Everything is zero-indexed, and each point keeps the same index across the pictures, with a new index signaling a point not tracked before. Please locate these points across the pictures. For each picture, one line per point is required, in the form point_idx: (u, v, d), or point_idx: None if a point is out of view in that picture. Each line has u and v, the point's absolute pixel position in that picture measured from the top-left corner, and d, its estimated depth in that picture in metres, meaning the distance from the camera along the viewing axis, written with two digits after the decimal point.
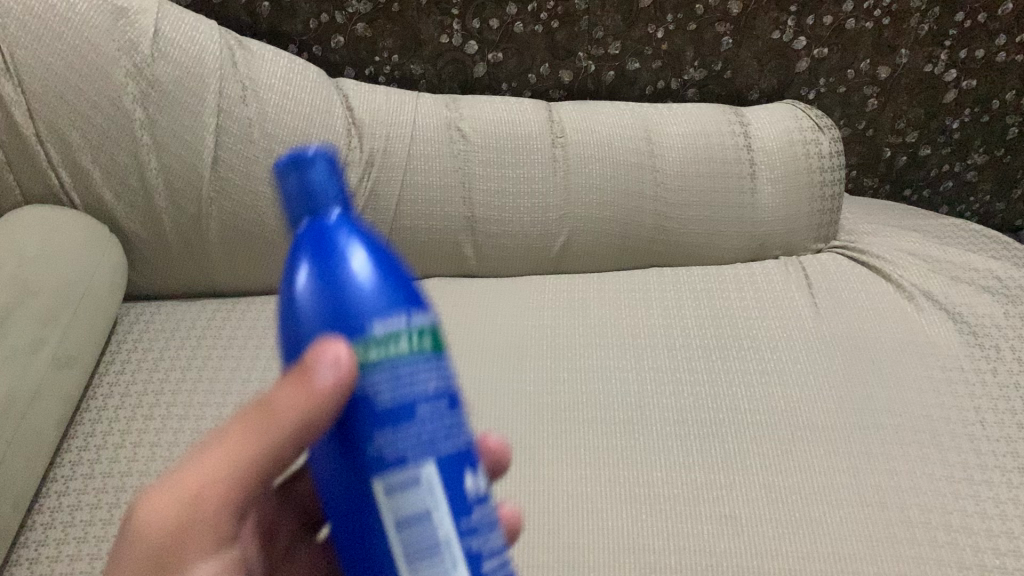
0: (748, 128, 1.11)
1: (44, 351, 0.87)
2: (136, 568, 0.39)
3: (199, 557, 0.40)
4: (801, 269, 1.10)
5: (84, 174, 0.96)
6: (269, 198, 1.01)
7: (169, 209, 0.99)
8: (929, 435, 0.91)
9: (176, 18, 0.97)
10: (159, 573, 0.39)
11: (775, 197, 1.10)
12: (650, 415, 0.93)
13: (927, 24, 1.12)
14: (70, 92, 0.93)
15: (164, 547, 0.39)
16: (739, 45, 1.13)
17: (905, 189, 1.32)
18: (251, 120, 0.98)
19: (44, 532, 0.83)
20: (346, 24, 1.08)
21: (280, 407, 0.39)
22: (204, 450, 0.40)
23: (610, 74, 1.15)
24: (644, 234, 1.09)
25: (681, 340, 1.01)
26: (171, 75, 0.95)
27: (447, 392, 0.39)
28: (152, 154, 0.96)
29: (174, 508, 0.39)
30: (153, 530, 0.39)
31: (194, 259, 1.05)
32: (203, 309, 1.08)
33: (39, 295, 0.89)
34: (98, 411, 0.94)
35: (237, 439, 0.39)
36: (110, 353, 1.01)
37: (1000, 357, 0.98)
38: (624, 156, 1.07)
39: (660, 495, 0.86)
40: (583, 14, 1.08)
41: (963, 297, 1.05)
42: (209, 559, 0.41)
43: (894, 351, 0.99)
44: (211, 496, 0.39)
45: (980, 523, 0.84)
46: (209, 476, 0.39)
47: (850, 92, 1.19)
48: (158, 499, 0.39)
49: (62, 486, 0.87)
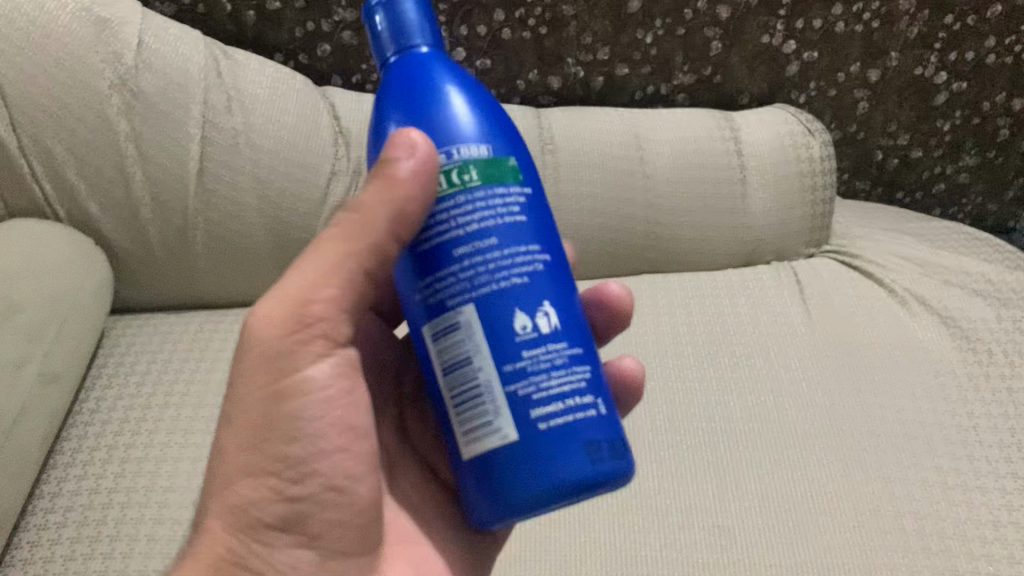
0: (738, 133, 1.11)
1: (29, 368, 0.86)
2: (264, 356, 0.54)
3: (311, 359, 0.53)
4: (795, 275, 1.09)
5: (68, 187, 0.95)
6: (256, 209, 1.00)
7: (155, 221, 0.98)
8: (923, 441, 0.90)
9: (161, 29, 0.98)
10: (278, 365, 0.53)
11: (766, 203, 1.10)
12: (642, 424, 0.92)
13: (916, 26, 1.12)
14: (54, 105, 0.92)
15: (280, 337, 0.53)
16: (728, 50, 1.13)
17: (897, 192, 1.31)
18: (237, 130, 0.98)
19: (31, 550, 0.83)
20: (333, 32, 1.07)
21: (368, 205, 0.51)
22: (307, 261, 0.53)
23: (599, 80, 1.14)
24: (635, 241, 1.08)
25: (673, 347, 1.00)
26: (156, 86, 0.95)
27: (489, 237, 0.50)
28: (138, 166, 0.95)
29: (287, 310, 0.53)
30: (274, 324, 0.53)
31: (180, 270, 1.03)
32: (190, 321, 1.06)
33: (25, 312, 0.88)
34: (84, 426, 0.93)
35: (336, 244, 0.53)
36: (97, 367, 1.00)
37: (993, 361, 0.98)
38: (614, 162, 1.07)
39: (652, 506, 0.85)
40: (571, 20, 1.08)
41: (955, 300, 1.04)
42: (320, 361, 0.54)
43: (887, 358, 0.98)
44: (316, 299, 0.53)
45: (973, 530, 0.83)
46: (311, 288, 0.53)
47: (840, 95, 1.19)
48: (275, 306, 0.53)
49: (49, 503, 0.86)
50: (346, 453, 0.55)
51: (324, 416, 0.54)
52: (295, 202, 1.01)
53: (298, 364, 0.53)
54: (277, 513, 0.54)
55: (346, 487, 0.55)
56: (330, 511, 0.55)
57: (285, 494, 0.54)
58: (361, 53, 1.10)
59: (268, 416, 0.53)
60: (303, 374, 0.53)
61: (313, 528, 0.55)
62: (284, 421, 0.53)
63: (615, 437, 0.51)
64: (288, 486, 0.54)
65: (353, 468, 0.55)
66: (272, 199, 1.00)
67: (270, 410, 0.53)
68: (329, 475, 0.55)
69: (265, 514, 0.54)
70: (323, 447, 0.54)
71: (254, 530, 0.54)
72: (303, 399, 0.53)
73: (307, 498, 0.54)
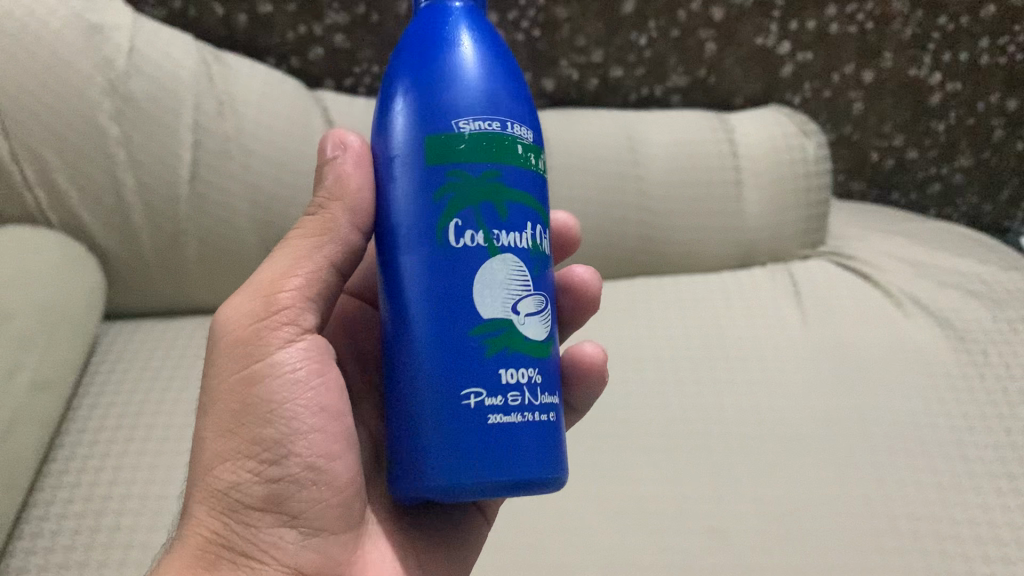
0: (732, 134, 1.11)
1: (21, 376, 0.85)
2: (233, 343, 0.56)
3: (280, 342, 0.56)
4: (791, 278, 1.08)
5: (58, 193, 0.94)
6: (247, 214, 1.00)
7: (147, 227, 0.98)
8: (918, 443, 0.90)
9: (152, 35, 0.98)
10: (247, 348, 0.56)
11: (760, 205, 1.09)
12: (637, 428, 0.91)
13: (910, 27, 1.12)
14: (45, 110, 0.91)
15: (246, 321, 0.56)
16: (722, 52, 1.13)
17: (893, 193, 1.30)
18: (228, 136, 0.99)
19: (25, 558, 0.81)
20: (325, 36, 1.07)
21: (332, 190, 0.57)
22: (274, 257, 0.58)
23: (593, 82, 1.14)
24: (630, 243, 1.07)
25: (668, 350, 0.99)
26: (147, 92, 0.95)
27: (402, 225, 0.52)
28: (129, 172, 0.95)
29: (253, 296, 0.57)
30: (239, 311, 0.57)
31: (172, 277, 1.02)
32: (183, 328, 1.06)
33: (15, 319, 0.86)
34: (77, 434, 0.92)
35: (303, 235, 0.58)
36: (89, 374, 0.99)
37: (988, 362, 0.98)
38: (607, 165, 1.06)
39: (650, 511, 0.84)
40: (564, 22, 1.08)
41: (949, 301, 1.04)
42: (288, 345, 0.56)
43: (882, 361, 0.98)
44: (280, 280, 0.57)
45: (969, 530, 0.83)
46: (277, 273, 0.57)
47: (835, 96, 1.19)
48: (242, 297, 0.57)
49: (43, 511, 0.85)
50: (323, 433, 0.56)
51: (298, 396, 0.55)
52: (288, 206, 1.01)
53: (267, 348, 0.56)
54: (257, 495, 0.54)
55: (325, 467, 0.55)
56: (308, 490, 0.55)
57: (265, 475, 0.54)
58: (353, 57, 1.09)
59: (243, 399, 0.55)
60: (272, 355, 0.56)
61: (292, 509, 0.54)
62: (258, 403, 0.55)
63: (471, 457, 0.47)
64: (266, 466, 0.54)
65: (330, 448, 0.56)
66: (264, 204, 1.00)
67: (244, 393, 0.55)
68: (307, 454, 0.55)
69: (245, 497, 0.54)
70: (300, 426, 0.55)
71: (234, 514, 0.53)
72: (276, 379, 0.55)
73: (287, 478, 0.54)
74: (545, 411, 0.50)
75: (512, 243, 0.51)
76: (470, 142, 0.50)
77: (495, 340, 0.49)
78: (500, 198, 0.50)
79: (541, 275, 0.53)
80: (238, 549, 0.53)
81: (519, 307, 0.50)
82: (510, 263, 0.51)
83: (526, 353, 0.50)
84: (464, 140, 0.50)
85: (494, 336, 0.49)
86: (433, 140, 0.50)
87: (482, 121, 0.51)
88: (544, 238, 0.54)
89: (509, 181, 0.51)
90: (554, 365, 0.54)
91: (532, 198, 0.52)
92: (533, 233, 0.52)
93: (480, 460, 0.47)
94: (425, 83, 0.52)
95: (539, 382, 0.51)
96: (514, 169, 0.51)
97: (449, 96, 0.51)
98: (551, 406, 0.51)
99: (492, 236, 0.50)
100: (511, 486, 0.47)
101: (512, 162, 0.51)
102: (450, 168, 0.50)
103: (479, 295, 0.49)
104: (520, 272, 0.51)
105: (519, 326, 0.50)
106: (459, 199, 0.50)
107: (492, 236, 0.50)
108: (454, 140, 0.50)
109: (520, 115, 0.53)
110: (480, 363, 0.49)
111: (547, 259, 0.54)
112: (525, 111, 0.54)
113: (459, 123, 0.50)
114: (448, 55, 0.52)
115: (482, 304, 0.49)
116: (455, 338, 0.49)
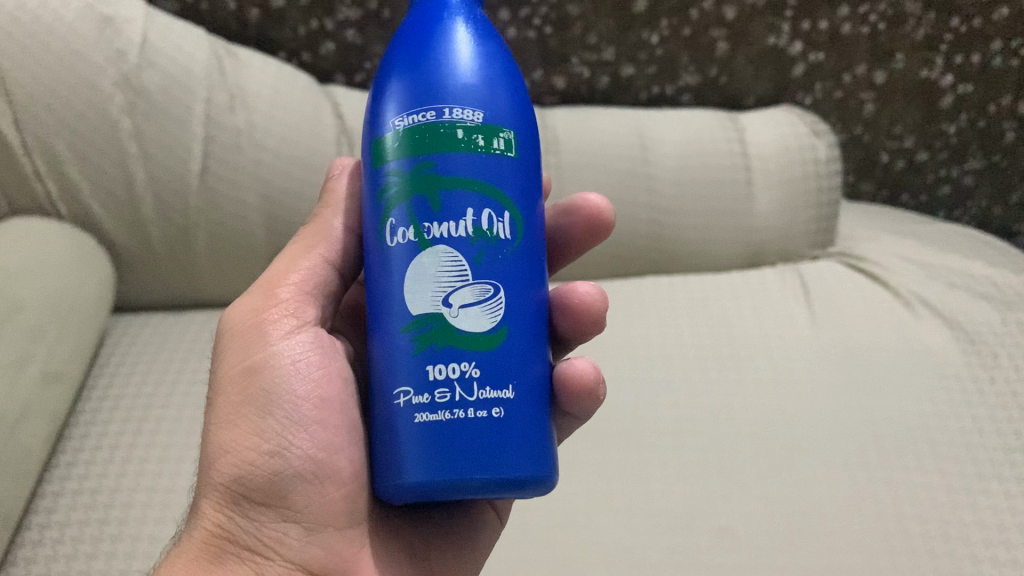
0: (743, 134, 1.11)
1: (32, 367, 0.85)
2: (235, 338, 0.58)
3: (279, 335, 0.57)
4: (800, 278, 1.08)
5: (70, 185, 0.94)
6: (257, 208, 1.00)
7: (157, 220, 0.98)
8: (927, 444, 0.90)
9: (164, 27, 0.97)
10: (247, 341, 0.58)
11: (771, 204, 1.09)
12: (647, 427, 0.91)
13: (922, 29, 1.12)
14: (57, 102, 0.91)
15: (249, 316, 0.59)
16: (735, 51, 1.12)
17: (902, 194, 1.30)
18: (240, 129, 0.98)
19: (33, 549, 0.81)
20: (336, 30, 1.07)
21: (327, 203, 0.64)
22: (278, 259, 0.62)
23: (604, 80, 1.14)
24: (639, 242, 1.08)
25: (678, 349, 0.99)
26: (159, 84, 0.95)
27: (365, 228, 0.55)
28: (140, 165, 0.95)
29: (258, 293, 0.60)
30: (245, 307, 0.60)
31: (182, 270, 1.03)
32: (192, 321, 1.06)
33: (25, 311, 0.86)
34: (86, 426, 0.92)
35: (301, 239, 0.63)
36: (98, 366, 0.99)
37: (998, 364, 0.97)
38: (617, 163, 1.06)
39: (659, 510, 0.84)
40: (576, 19, 1.08)
41: (959, 303, 1.03)
42: (287, 337, 0.58)
43: (890, 369, 0.97)
44: (280, 276, 0.60)
45: (978, 533, 0.83)
46: (279, 271, 0.61)
47: (846, 97, 1.18)
48: (248, 296, 0.60)
49: (51, 502, 0.85)
50: (323, 425, 0.56)
51: (298, 389, 0.56)
52: (298, 200, 1.01)
53: (269, 340, 0.57)
54: (259, 489, 0.54)
55: (327, 460, 0.55)
56: (310, 484, 0.55)
57: (266, 467, 0.54)
58: (364, 52, 1.09)
59: (243, 393, 0.56)
60: (271, 346, 0.57)
61: (294, 503, 0.54)
62: (259, 393, 0.56)
63: (398, 453, 0.49)
64: (265, 458, 0.54)
65: (332, 441, 0.55)
66: (274, 198, 1.00)
67: (246, 384, 0.56)
68: (307, 447, 0.55)
69: (247, 490, 0.54)
70: (299, 418, 0.55)
71: (239, 509, 0.54)
72: (275, 373, 0.56)
73: (287, 471, 0.54)
74: (481, 407, 0.48)
75: (445, 234, 0.50)
76: (403, 138, 0.51)
77: (424, 335, 0.50)
78: (433, 187, 0.50)
79: (488, 262, 0.50)
80: (242, 543, 0.53)
81: (450, 299, 0.50)
82: (442, 254, 0.50)
83: (460, 347, 0.49)
84: (397, 137, 0.52)
85: (423, 328, 0.50)
86: (375, 144, 0.53)
87: (415, 114, 0.51)
88: (497, 224, 0.51)
89: (441, 170, 0.50)
90: (521, 356, 0.51)
91: (477, 181, 0.51)
92: (476, 218, 0.50)
93: (404, 459, 0.49)
94: (380, 88, 0.54)
95: (478, 375, 0.49)
96: (448, 156, 0.50)
97: (394, 97, 0.53)
98: (499, 399, 0.49)
99: (423, 229, 0.50)
100: (426, 485, 0.48)
101: (446, 146, 0.50)
102: (388, 169, 0.52)
103: (412, 289, 0.50)
104: (453, 262, 0.50)
105: (450, 319, 0.50)
106: (393, 197, 0.51)
107: (421, 230, 0.50)
108: (390, 142, 0.52)
109: (466, 95, 0.51)
110: (410, 360, 0.50)
111: (507, 244, 0.51)
112: (477, 89, 0.52)
113: (394, 122, 0.52)
114: (396, 60, 0.54)
115: (411, 302, 0.50)
116: (394, 333, 0.51)
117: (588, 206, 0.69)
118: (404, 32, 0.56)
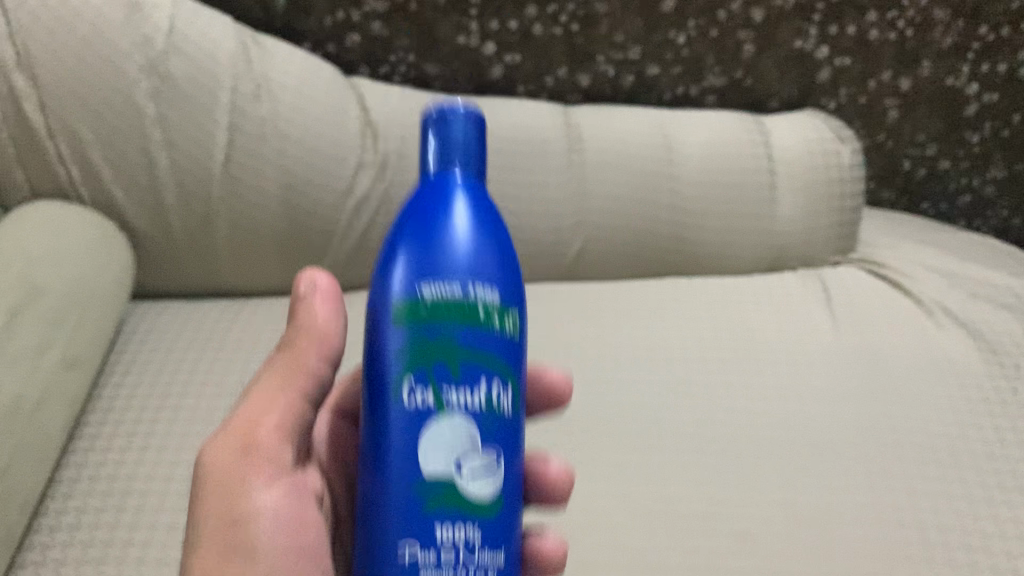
0: (768, 137, 1.10)
1: (52, 353, 0.85)
2: (209, 487, 0.51)
3: (259, 484, 0.51)
4: (821, 284, 1.07)
5: (92, 170, 0.94)
6: (279, 199, 0.99)
7: (179, 207, 0.97)
8: (948, 454, 0.89)
9: (192, 14, 0.97)
10: (218, 489, 0.51)
11: (794, 208, 1.09)
12: (666, 428, 0.91)
13: (950, 36, 1.11)
14: (82, 86, 0.91)
15: (222, 462, 0.51)
16: (761, 53, 1.12)
17: (921, 203, 1.29)
18: (264, 119, 0.98)
19: (50, 535, 0.81)
20: (362, 22, 1.06)
21: (300, 328, 0.56)
22: (248, 393, 0.55)
23: (629, 79, 1.13)
24: (661, 243, 1.08)
25: (697, 352, 0.99)
26: (185, 71, 0.94)
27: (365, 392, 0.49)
28: (163, 152, 0.95)
29: (228, 440, 0.52)
30: (216, 449, 0.52)
31: (201, 258, 1.02)
32: (210, 311, 1.05)
33: (48, 295, 0.86)
34: (103, 412, 0.91)
35: (274, 373, 0.55)
36: (116, 352, 0.98)
37: (1020, 375, 0.97)
38: (641, 164, 1.06)
39: (679, 513, 0.84)
40: (603, 17, 1.07)
41: (982, 312, 1.03)
42: (269, 487, 0.51)
43: (908, 381, 0.96)
44: (250, 423, 0.53)
45: (999, 544, 0.82)
46: (250, 416, 0.53)
47: (871, 103, 1.17)
48: (219, 442, 0.52)
49: (68, 488, 0.85)
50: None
51: (279, 541, 0.50)
52: (320, 192, 1.01)
53: (248, 486, 0.51)
54: None
55: None
56: None
57: None
58: (389, 44, 1.08)
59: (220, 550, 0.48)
60: (251, 497, 0.50)
61: None
62: (239, 544, 0.49)
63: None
64: None
65: None
66: (297, 188, 1.00)
67: (223, 535, 0.49)
68: None
69: None
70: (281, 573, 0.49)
71: None
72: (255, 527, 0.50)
73: None
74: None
75: (461, 405, 0.45)
76: (412, 294, 0.46)
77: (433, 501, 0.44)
78: (450, 362, 0.45)
79: (496, 432, 0.46)
80: None
81: (460, 467, 0.44)
82: (458, 429, 0.45)
83: (465, 516, 0.44)
84: (412, 301, 0.46)
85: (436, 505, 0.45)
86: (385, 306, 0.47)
87: (440, 285, 0.46)
88: (505, 398, 0.46)
89: (463, 339, 0.45)
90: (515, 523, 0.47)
91: (490, 354, 0.46)
92: (487, 393, 0.45)
93: None
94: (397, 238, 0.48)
95: (481, 550, 0.44)
96: (468, 327, 0.45)
97: (421, 258, 0.46)
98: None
99: (431, 402, 0.45)
100: None
101: (467, 318, 0.45)
102: (400, 334, 0.46)
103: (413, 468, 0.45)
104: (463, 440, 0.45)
105: (460, 485, 0.44)
106: (397, 360, 0.46)
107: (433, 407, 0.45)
108: (410, 300, 0.46)
109: (480, 268, 0.46)
110: (405, 528, 0.44)
111: (512, 419, 0.47)
112: (490, 262, 0.47)
113: (410, 288, 0.46)
114: (416, 224, 0.48)
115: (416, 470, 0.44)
116: (392, 501, 0.45)
117: (549, 380, 0.65)
118: (422, 195, 0.50)
